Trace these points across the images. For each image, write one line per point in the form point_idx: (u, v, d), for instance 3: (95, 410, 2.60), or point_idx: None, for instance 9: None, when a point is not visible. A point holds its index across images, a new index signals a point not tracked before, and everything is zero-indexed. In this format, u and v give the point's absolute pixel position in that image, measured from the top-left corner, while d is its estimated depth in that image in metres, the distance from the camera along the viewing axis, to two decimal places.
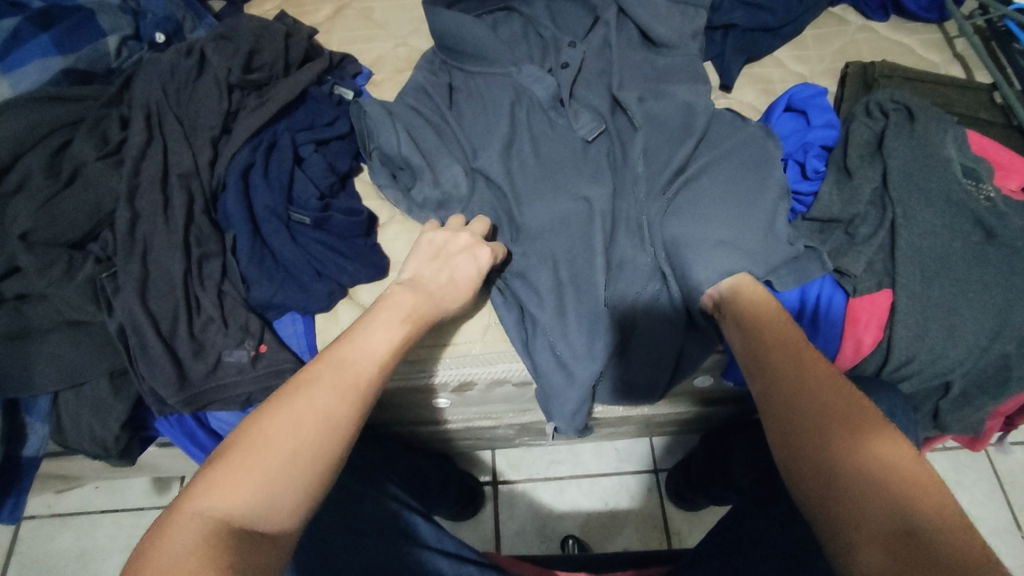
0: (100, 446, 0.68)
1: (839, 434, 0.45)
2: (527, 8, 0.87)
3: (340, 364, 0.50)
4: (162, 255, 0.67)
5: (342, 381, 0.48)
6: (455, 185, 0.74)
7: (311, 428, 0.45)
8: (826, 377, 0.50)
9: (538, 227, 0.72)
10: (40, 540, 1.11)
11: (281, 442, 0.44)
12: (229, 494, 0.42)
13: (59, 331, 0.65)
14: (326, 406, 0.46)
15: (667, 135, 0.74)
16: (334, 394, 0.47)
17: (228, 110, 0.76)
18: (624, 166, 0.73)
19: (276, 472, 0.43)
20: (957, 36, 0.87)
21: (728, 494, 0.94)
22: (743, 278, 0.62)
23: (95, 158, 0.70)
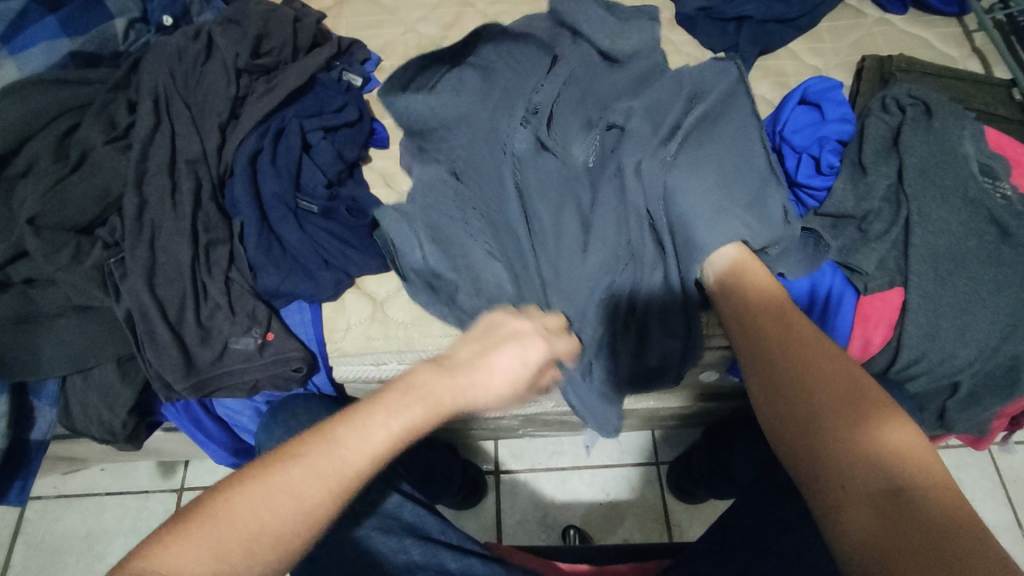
0: (107, 430, 0.68)
1: (824, 392, 0.46)
2: (478, 59, 0.78)
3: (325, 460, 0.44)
4: (169, 241, 0.67)
5: (329, 478, 0.44)
6: (498, 283, 0.68)
7: (270, 525, 0.42)
8: (813, 332, 0.50)
9: (549, 240, 0.69)
10: (46, 520, 1.12)
11: (251, 522, 0.41)
12: (180, 566, 0.39)
13: (68, 316, 0.65)
14: (301, 499, 0.43)
15: (660, 129, 0.68)
16: (315, 488, 0.43)
17: (236, 95, 0.75)
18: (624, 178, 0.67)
19: (233, 555, 0.40)
20: (976, 30, 0.86)
21: (728, 488, 0.95)
22: (738, 249, 0.59)
23: (102, 143, 0.69)
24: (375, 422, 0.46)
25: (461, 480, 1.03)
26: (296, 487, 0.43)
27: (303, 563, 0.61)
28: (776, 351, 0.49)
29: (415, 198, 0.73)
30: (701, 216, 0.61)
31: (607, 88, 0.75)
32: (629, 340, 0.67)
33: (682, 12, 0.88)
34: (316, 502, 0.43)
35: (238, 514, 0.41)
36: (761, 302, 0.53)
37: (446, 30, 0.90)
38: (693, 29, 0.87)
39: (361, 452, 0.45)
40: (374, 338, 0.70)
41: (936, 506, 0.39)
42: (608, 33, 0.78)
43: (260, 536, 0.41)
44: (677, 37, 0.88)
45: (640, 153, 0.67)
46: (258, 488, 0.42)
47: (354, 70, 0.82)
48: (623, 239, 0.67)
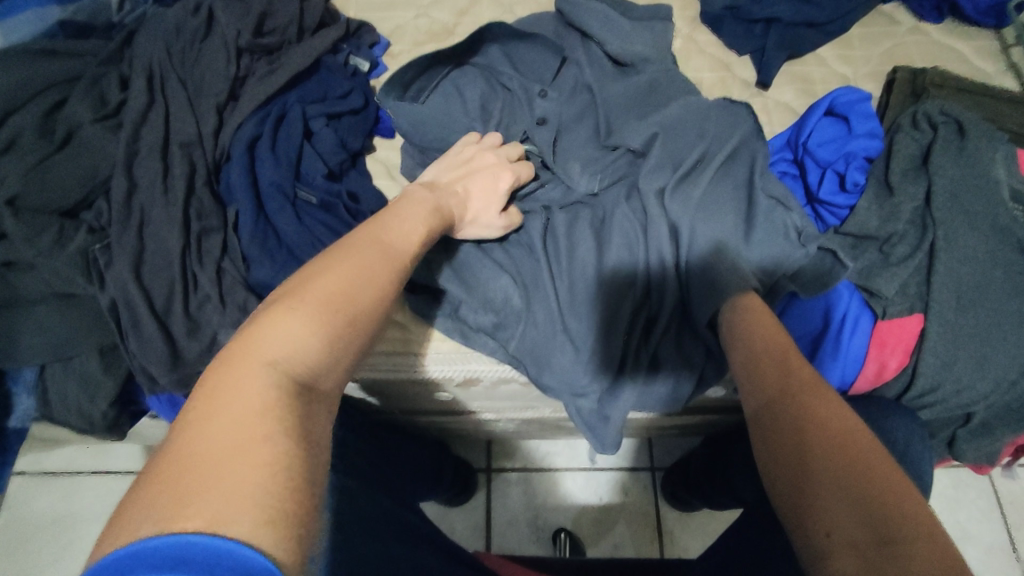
0: (87, 421, 0.66)
1: (812, 433, 0.43)
2: (481, 57, 0.79)
3: (355, 249, 0.45)
4: (158, 228, 0.63)
5: (381, 253, 0.46)
6: (507, 298, 0.67)
7: (356, 298, 0.42)
8: (808, 373, 0.48)
9: (563, 266, 0.67)
10: (28, 498, 1.10)
11: (337, 290, 0.41)
12: (289, 343, 0.37)
13: (48, 303, 0.62)
14: (371, 269, 0.44)
15: (677, 158, 0.69)
16: (379, 260, 0.45)
17: (236, 75, 0.71)
18: (638, 208, 0.68)
19: (335, 322, 0.40)
20: (1014, 44, 0.82)
21: (725, 500, 0.92)
22: (751, 297, 0.58)
23: (90, 121, 0.65)
24: (398, 220, 0.51)
25: (452, 477, 1.01)
26: (362, 265, 0.44)
27: None
28: (769, 396, 0.47)
29: None
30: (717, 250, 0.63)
31: (614, 106, 0.74)
32: (641, 365, 0.66)
33: (709, 10, 0.84)
34: (385, 273, 0.45)
35: (310, 305, 0.39)
36: (776, 348, 0.51)
37: (459, 16, 0.86)
38: (718, 29, 0.83)
39: (401, 238, 0.49)
40: None
41: (927, 563, 0.35)
42: (620, 37, 0.76)
43: (343, 318, 0.40)
44: (701, 37, 0.84)
45: (653, 184, 0.68)
46: (314, 283, 0.41)
47: (365, 51, 0.79)
48: (637, 262, 0.66)
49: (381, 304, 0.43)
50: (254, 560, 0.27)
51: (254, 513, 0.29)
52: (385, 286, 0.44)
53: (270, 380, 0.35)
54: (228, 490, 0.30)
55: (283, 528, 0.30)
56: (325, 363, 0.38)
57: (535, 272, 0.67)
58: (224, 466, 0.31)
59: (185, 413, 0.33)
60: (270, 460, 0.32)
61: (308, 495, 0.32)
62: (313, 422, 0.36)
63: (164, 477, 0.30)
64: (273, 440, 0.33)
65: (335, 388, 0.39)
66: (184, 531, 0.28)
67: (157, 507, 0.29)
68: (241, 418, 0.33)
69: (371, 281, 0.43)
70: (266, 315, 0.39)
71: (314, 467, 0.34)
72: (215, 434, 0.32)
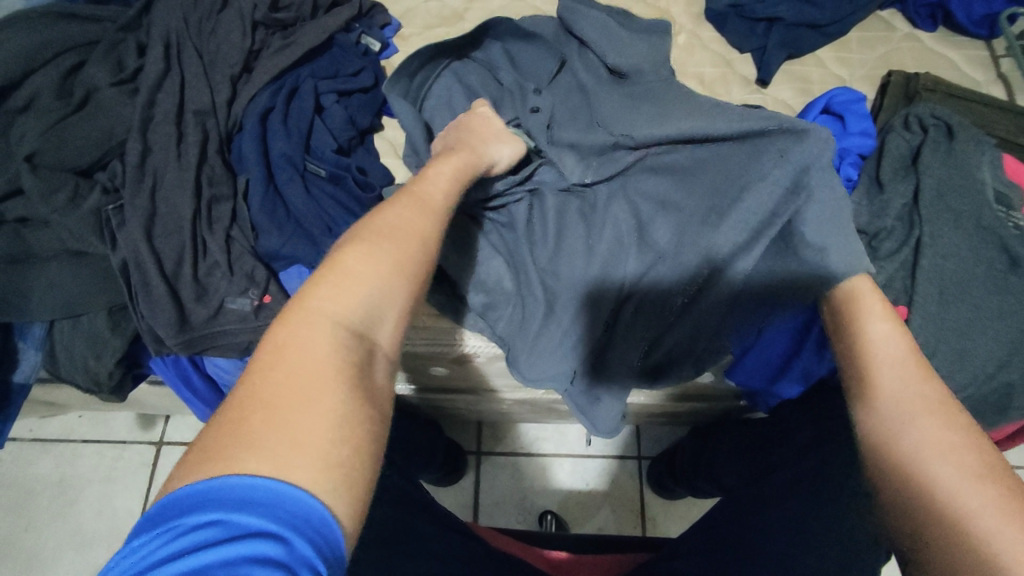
0: (92, 380, 0.67)
1: (910, 443, 0.48)
2: (482, 53, 0.81)
3: (402, 212, 0.46)
4: (171, 192, 0.65)
5: (427, 214, 0.48)
6: (498, 282, 0.69)
7: (407, 256, 0.43)
8: (900, 382, 0.50)
9: (561, 253, 0.69)
10: (19, 463, 1.11)
11: (389, 247, 0.42)
12: (345, 299, 0.38)
13: (60, 260, 0.64)
14: (418, 228, 0.46)
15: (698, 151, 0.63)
16: (423, 220, 0.47)
17: (251, 48, 0.73)
18: (653, 199, 0.66)
19: (390, 277, 0.41)
20: (1004, 55, 0.85)
21: (707, 486, 0.95)
22: (863, 279, 0.55)
23: (108, 85, 0.67)
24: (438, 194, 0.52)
25: (444, 456, 1.03)
26: (409, 223, 0.45)
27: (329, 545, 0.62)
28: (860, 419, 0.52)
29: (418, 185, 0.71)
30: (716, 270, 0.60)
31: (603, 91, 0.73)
32: (627, 354, 0.67)
33: (713, 8, 0.86)
34: (429, 231, 0.46)
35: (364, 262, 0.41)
36: (881, 351, 0.51)
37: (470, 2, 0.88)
38: (722, 27, 0.86)
39: (440, 203, 0.51)
40: None
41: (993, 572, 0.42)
42: (617, 48, 0.74)
43: (398, 275, 0.41)
44: (704, 34, 0.87)
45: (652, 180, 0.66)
46: (368, 238, 0.42)
47: (376, 33, 0.80)
48: (638, 262, 0.65)
49: (429, 263, 0.45)
50: (315, 512, 0.31)
51: (311, 462, 0.32)
52: (429, 242, 0.46)
53: (331, 335, 0.37)
54: (288, 438, 0.32)
55: (339, 475, 0.32)
56: (380, 316, 0.40)
57: (528, 258, 0.70)
58: (287, 415, 0.33)
59: (252, 364, 0.35)
60: (334, 411, 0.34)
61: (363, 450, 0.34)
62: (371, 375, 0.38)
63: (233, 424, 0.33)
64: (335, 392, 0.35)
65: (392, 339, 0.41)
66: (248, 473, 0.31)
67: (223, 451, 0.31)
68: (306, 367, 0.35)
69: (421, 241, 0.45)
70: (323, 270, 0.40)
71: (371, 417, 0.36)
72: (280, 384, 0.34)
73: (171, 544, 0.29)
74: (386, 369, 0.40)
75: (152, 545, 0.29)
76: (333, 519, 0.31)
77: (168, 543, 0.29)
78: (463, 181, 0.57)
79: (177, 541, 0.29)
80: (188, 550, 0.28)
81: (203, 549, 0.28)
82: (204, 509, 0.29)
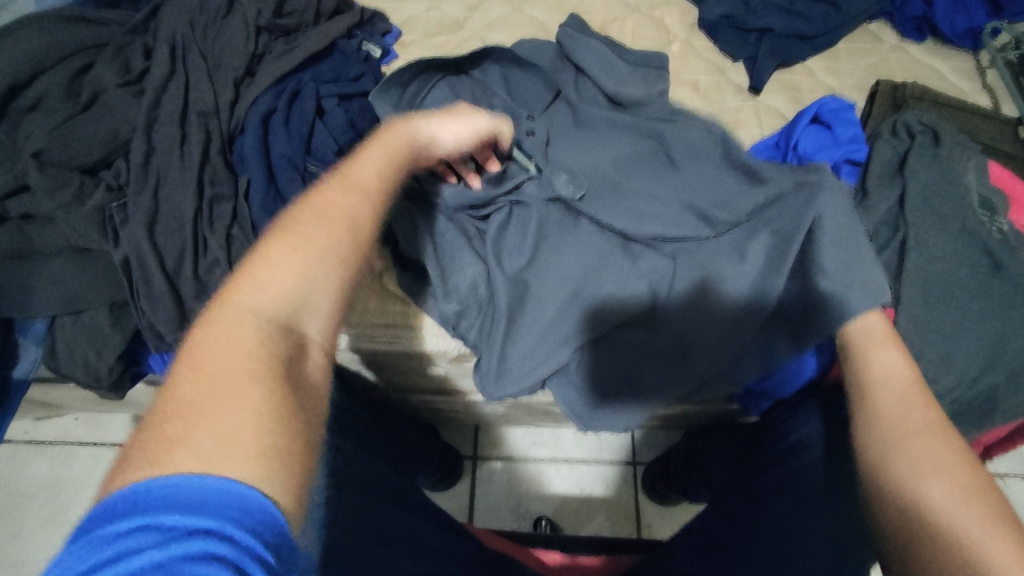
0: (92, 376, 0.68)
1: (925, 463, 0.48)
2: (479, 72, 0.77)
3: (336, 188, 0.44)
4: (173, 190, 0.66)
5: (362, 190, 0.46)
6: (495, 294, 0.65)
7: (336, 239, 0.41)
8: (903, 408, 0.51)
9: (551, 267, 0.66)
10: (14, 465, 1.11)
11: (319, 232, 0.41)
12: (272, 292, 0.38)
13: (64, 256, 0.65)
14: (355, 208, 0.44)
15: (706, 194, 0.67)
16: (361, 199, 0.45)
17: (254, 51, 0.74)
18: (646, 221, 0.67)
19: (318, 264, 0.40)
20: (988, 66, 0.88)
21: (703, 492, 0.93)
22: (876, 316, 0.58)
23: (114, 86, 0.69)
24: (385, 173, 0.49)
25: (439, 460, 1.03)
26: (346, 205, 0.44)
27: None
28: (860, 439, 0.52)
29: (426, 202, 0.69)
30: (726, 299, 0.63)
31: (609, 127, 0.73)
32: (626, 369, 0.66)
33: (705, 18, 0.88)
34: (367, 213, 0.44)
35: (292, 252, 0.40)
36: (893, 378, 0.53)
37: (469, 11, 0.90)
38: (714, 36, 0.88)
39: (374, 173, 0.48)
40: (370, 311, 0.73)
41: None
42: (615, 79, 0.75)
43: (326, 262, 0.40)
44: (697, 43, 0.89)
45: (638, 211, 0.68)
46: (291, 225, 0.41)
47: (376, 43, 0.82)
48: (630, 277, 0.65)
49: (365, 243, 0.43)
50: (263, 507, 0.30)
51: (249, 455, 0.31)
52: (367, 225, 0.44)
53: (255, 330, 0.36)
54: (218, 436, 0.31)
55: (279, 466, 0.32)
56: (311, 307, 0.39)
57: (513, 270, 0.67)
58: (210, 413, 0.32)
59: (177, 364, 0.35)
60: (261, 407, 0.33)
61: (295, 441, 0.34)
62: (302, 366, 0.38)
63: (160, 427, 0.31)
64: (263, 384, 0.34)
65: (325, 329, 0.40)
66: (179, 472, 0.29)
67: (150, 453, 0.30)
68: (230, 364, 0.34)
69: (358, 220, 0.43)
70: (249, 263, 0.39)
71: (303, 405, 0.36)
72: (202, 381, 0.33)
73: (113, 547, 0.27)
74: (322, 356, 0.40)
75: (90, 550, 0.27)
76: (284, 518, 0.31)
77: (94, 553, 0.27)
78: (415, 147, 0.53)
79: (122, 544, 0.27)
80: (134, 552, 0.27)
81: (150, 552, 0.27)
82: (151, 510, 0.28)
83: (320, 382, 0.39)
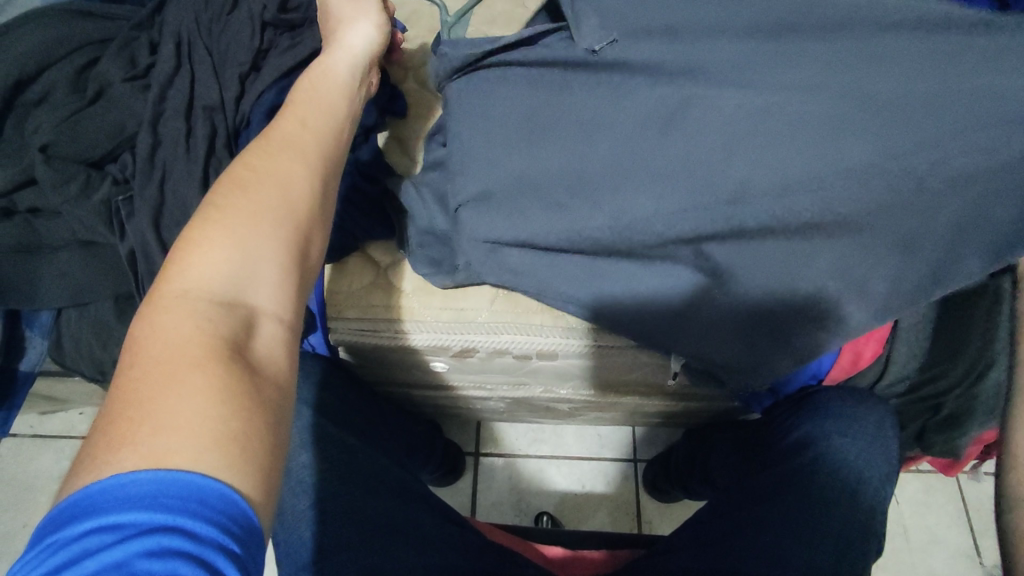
0: (98, 369, 0.68)
1: None
2: None
3: (258, 168, 0.48)
4: (179, 184, 0.66)
5: (290, 160, 0.49)
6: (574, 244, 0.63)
7: (263, 211, 0.46)
8: None
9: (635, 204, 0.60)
10: (18, 458, 1.11)
11: (248, 208, 0.45)
12: (207, 273, 0.42)
13: (70, 249, 0.66)
14: (283, 181, 0.48)
15: (862, 108, 0.55)
16: (289, 169, 0.49)
17: (259, 47, 0.73)
18: (793, 149, 0.56)
19: (250, 240, 0.44)
20: None
21: (704, 489, 0.93)
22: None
23: (120, 80, 0.69)
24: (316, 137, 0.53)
25: (441, 456, 1.03)
26: (274, 177, 0.48)
27: (325, 537, 0.62)
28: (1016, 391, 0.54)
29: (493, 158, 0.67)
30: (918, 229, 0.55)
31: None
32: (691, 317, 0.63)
33: None
34: (296, 181, 0.48)
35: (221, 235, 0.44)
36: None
37: (474, 8, 0.90)
38: None
39: (304, 139, 0.52)
40: (374, 305, 0.74)
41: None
42: None
43: (257, 237, 0.45)
44: None
45: (737, 121, 0.58)
46: (219, 208, 0.45)
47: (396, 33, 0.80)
48: (784, 221, 0.56)
49: (295, 210, 0.47)
50: (209, 491, 0.34)
51: (196, 440, 0.36)
52: (296, 194, 0.48)
53: (194, 312, 0.41)
54: (164, 426, 0.35)
55: (229, 447, 0.36)
56: (250, 281, 0.43)
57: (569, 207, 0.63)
58: (156, 401, 0.36)
59: (126, 355, 0.39)
60: (205, 388, 0.38)
61: (244, 413, 0.38)
62: (249, 340, 0.42)
63: (108, 423, 0.36)
64: (207, 367, 0.38)
65: (270, 297, 0.44)
66: (127, 470, 0.34)
67: (100, 452, 0.35)
68: (174, 350, 0.39)
69: (281, 193, 0.47)
70: (181, 249, 0.43)
71: (256, 381, 0.40)
72: (148, 374, 0.37)
73: (69, 548, 0.32)
74: (274, 325, 0.44)
75: (52, 551, 0.32)
76: (232, 496, 0.35)
77: (51, 556, 0.32)
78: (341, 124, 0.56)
79: (76, 547, 0.32)
80: (89, 552, 0.32)
81: (101, 552, 0.32)
82: (97, 515, 0.32)
83: (278, 348, 0.43)
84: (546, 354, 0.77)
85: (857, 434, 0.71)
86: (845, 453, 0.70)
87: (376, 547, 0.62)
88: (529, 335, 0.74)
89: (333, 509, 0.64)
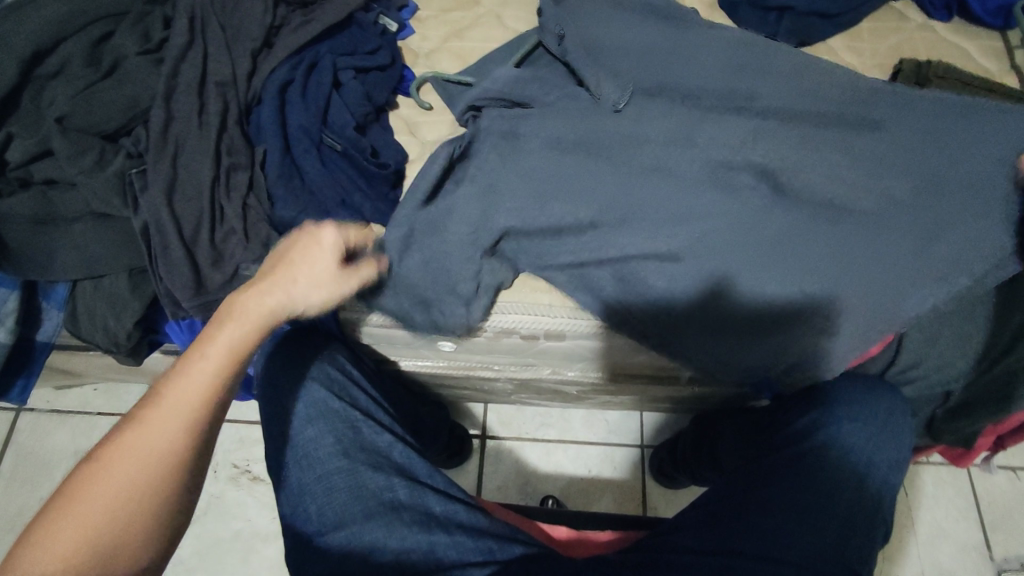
0: (111, 340, 0.70)
1: None
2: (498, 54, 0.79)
3: (119, 460, 0.46)
4: (192, 158, 0.67)
5: (164, 418, 0.48)
6: (604, 256, 0.67)
7: (121, 487, 0.45)
8: None
9: (665, 218, 0.66)
10: (36, 431, 1.14)
11: (109, 484, 0.45)
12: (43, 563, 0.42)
13: (84, 221, 0.67)
14: (148, 449, 0.47)
15: (829, 135, 0.67)
16: (159, 433, 0.47)
17: (272, 23, 0.74)
18: (786, 166, 0.66)
19: (101, 522, 0.44)
20: (1019, 46, 0.85)
21: (710, 475, 0.93)
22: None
23: (135, 54, 0.70)
24: (196, 367, 0.51)
25: (447, 439, 1.03)
26: (143, 443, 0.47)
27: (333, 509, 0.63)
28: None
29: (535, 155, 0.69)
30: (891, 234, 0.64)
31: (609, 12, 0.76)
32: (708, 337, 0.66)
33: None
34: (164, 446, 0.47)
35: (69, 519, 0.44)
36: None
37: None
38: (734, 14, 0.87)
39: (187, 393, 0.49)
40: None
41: None
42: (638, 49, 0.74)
43: (109, 516, 0.44)
44: (716, 20, 0.87)
45: (742, 143, 0.67)
46: (74, 488, 0.45)
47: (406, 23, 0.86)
48: (790, 233, 0.64)
49: (160, 481, 0.47)
50: None
51: None
52: (163, 460, 0.47)
53: None
54: None
55: None
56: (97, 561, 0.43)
57: (597, 215, 0.67)
58: None
59: None
60: None
61: None
62: None
63: None
64: None
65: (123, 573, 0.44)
66: None
67: None
68: None
69: (142, 464, 0.46)
70: (25, 534, 0.43)
71: None
72: None
73: None
74: None
75: None
76: None
77: None
78: (235, 365, 0.52)
79: None
80: None
81: None
82: None
83: None
84: (553, 335, 0.77)
85: (868, 418, 0.70)
86: (851, 438, 0.70)
87: (376, 523, 0.62)
88: (536, 314, 0.74)
89: (337, 482, 0.65)
